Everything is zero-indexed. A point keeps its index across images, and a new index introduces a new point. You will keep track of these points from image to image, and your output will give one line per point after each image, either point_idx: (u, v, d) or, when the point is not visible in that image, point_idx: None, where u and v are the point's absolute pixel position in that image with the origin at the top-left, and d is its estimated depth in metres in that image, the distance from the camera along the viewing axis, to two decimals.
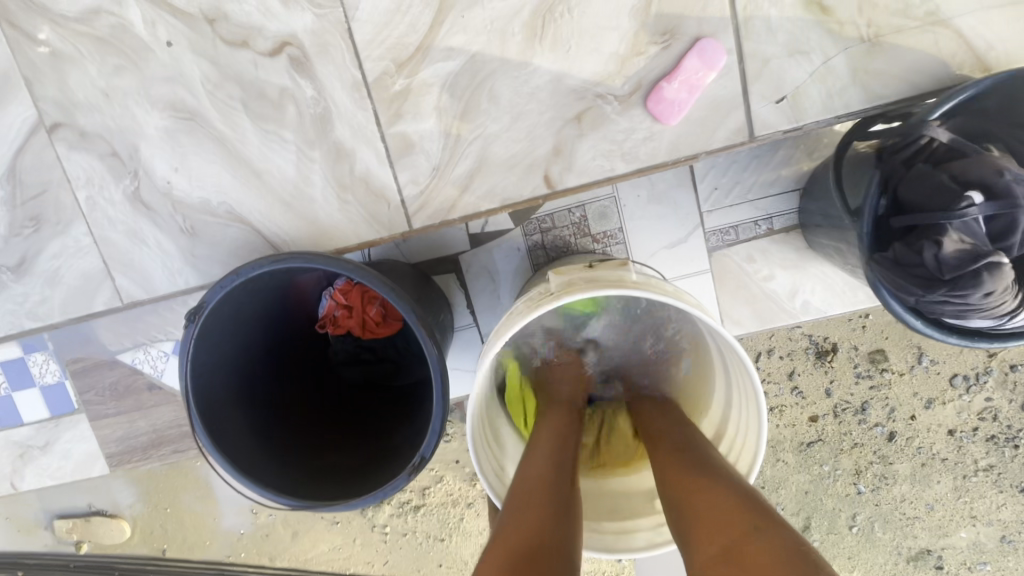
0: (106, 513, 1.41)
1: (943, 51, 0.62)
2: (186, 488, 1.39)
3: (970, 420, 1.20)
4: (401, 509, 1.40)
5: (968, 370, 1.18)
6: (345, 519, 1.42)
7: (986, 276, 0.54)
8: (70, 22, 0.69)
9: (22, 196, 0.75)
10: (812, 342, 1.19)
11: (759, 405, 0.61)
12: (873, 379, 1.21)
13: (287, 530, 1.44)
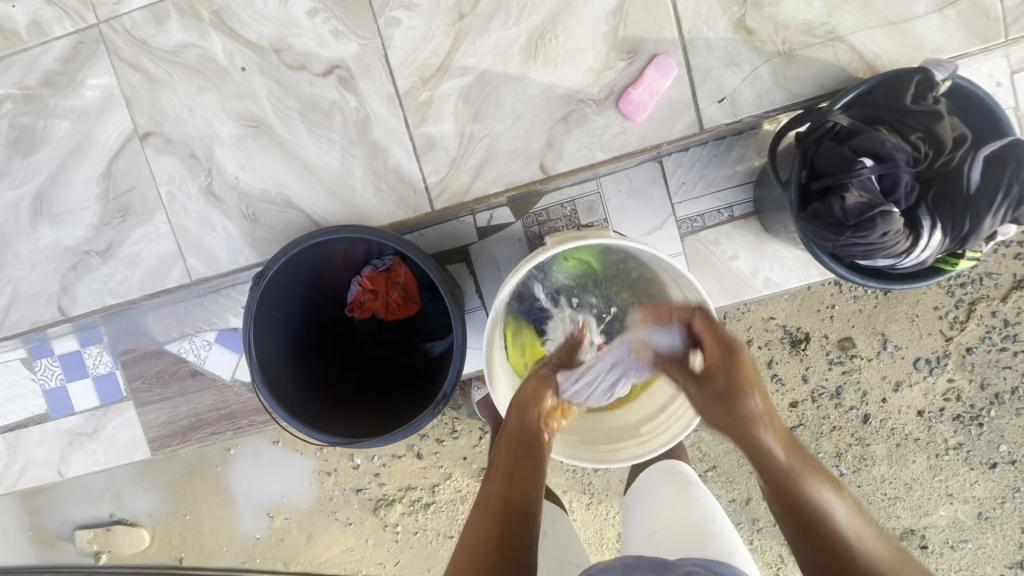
0: (127, 522, 1.63)
1: (842, 60, 0.81)
2: (208, 496, 1.63)
3: (936, 401, 1.44)
4: (412, 508, 1.60)
5: (929, 355, 1.41)
6: (360, 521, 1.62)
7: (879, 221, 0.71)
8: (166, 55, 0.88)
9: (114, 192, 0.92)
10: (786, 332, 1.42)
11: (716, 333, 0.77)
12: (844, 364, 1.44)
13: (301, 534, 1.64)
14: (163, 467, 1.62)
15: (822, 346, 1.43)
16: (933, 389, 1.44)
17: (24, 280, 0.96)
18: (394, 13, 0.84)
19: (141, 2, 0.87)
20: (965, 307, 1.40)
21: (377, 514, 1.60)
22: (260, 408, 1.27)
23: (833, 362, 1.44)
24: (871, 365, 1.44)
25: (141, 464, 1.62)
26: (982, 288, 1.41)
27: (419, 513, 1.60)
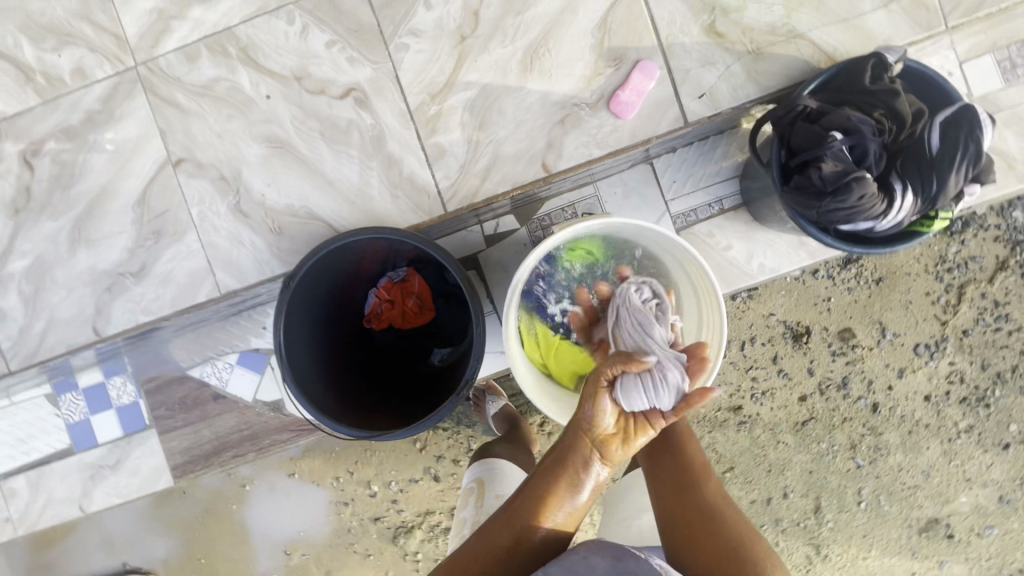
0: (141, 569, 1.62)
1: (805, 54, 0.91)
2: (223, 537, 1.62)
3: (941, 384, 1.47)
4: (432, 533, 1.60)
5: (928, 339, 1.45)
6: (379, 551, 1.61)
7: (856, 186, 0.78)
8: (198, 89, 0.97)
9: (148, 216, 0.99)
10: (787, 327, 1.45)
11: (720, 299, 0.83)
12: (847, 355, 1.48)
13: (320, 568, 1.63)
14: (177, 510, 1.61)
15: (823, 337, 1.47)
16: (936, 373, 1.47)
17: (61, 305, 1.01)
18: (403, 40, 0.94)
19: (175, 44, 0.97)
20: (955, 291, 1.45)
21: (396, 542, 1.60)
22: (280, 427, 1.29)
23: (836, 354, 1.48)
24: (874, 354, 1.48)
25: (154, 509, 1.61)
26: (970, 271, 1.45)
27: (440, 538, 1.60)
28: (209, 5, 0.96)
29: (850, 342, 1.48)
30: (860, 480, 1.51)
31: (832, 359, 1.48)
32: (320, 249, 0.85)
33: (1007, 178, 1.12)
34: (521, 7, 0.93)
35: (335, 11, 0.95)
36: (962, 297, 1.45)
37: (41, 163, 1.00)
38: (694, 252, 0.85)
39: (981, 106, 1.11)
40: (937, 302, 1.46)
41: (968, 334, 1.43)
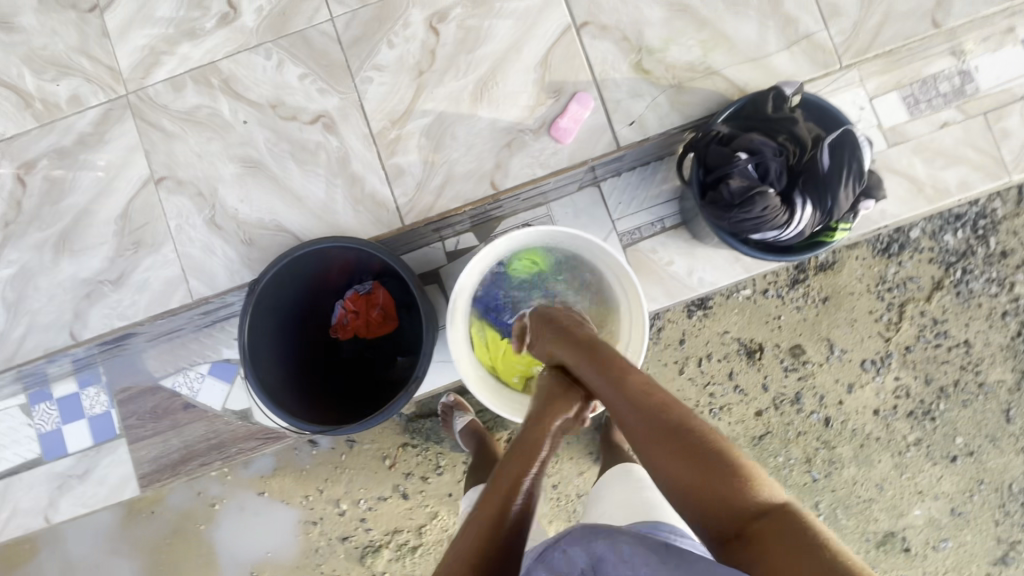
0: None
1: (720, 88, 1.04)
2: (190, 557, 1.62)
3: (888, 399, 1.53)
4: (399, 552, 1.61)
5: (873, 355, 1.52)
6: (346, 571, 1.62)
7: (758, 199, 0.89)
8: (182, 115, 1.08)
9: (129, 228, 1.08)
10: (741, 344, 1.51)
11: (642, 303, 0.94)
12: (799, 370, 1.53)
13: None
14: (144, 531, 1.62)
15: (775, 354, 1.52)
16: (884, 388, 1.54)
17: (42, 311, 1.08)
18: (368, 73, 1.06)
19: (163, 76, 1.08)
20: (896, 308, 1.52)
21: (364, 562, 1.61)
22: (248, 436, 1.34)
23: (787, 369, 1.53)
24: (824, 369, 1.53)
25: (120, 530, 1.62)
26: (908, 290, 1.52)
27: (407, 556, 1.61)
28: (196, 43, 1.08)
29: (801, 358, 1.53)
30: (816, 493, 1.55)
31: (784, 375, 1.54)
32: (282, 257, 0.93)
33: (917, 200, 1.23)
34: (473, 47, 1.05)
35: (308, 48, 1.07)
36: (903, 315, 1.52)
37: (33, 179, 1.09)
38: (620, 259, 0.96)
39: (890, 136, 1.24)
40: (880, 320, 1.52)
41: (909, 350, 1.51)
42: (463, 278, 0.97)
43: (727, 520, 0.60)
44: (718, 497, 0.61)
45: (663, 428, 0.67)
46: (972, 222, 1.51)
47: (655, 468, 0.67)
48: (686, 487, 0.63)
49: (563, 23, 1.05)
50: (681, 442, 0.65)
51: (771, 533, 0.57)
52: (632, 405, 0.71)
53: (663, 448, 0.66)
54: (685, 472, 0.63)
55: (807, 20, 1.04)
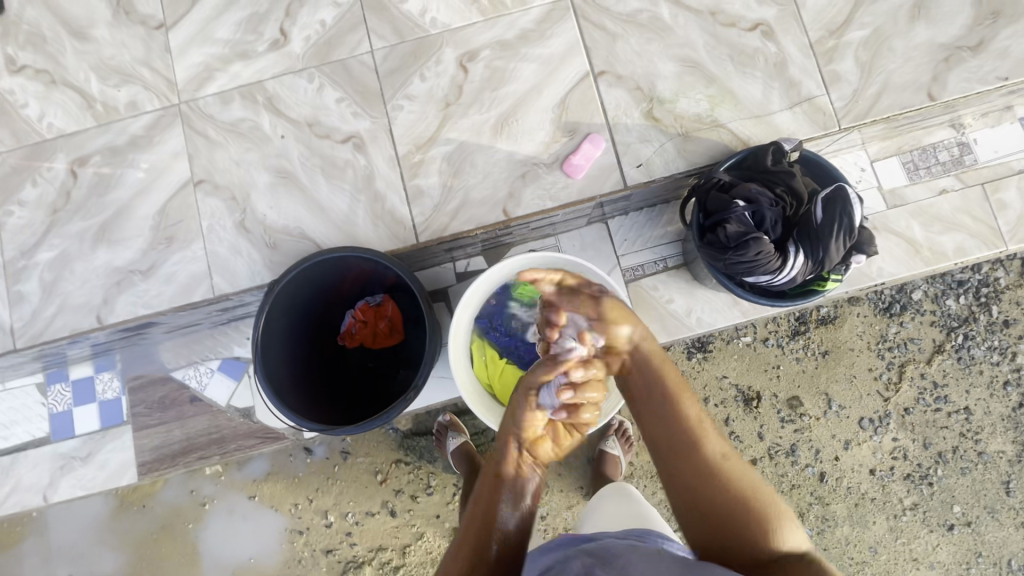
0: None
1: (724, 139, 1.11)
2: (173, 555, 1.63)
3: (885, 459, 1.52)
4: (381, 571, 1.60)
5: (871, 414, 1.52)
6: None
7: (752, 244, 0.94)
8: (225, 125, 1.17)
9: (165, 224, 1.16)
10: (738, 391, 1.52)
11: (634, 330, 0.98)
12: (795, 423, 1.52)
13: None
14: (133, 524, 1.64)
15: (772, 403, 1.52)
16: (881, 448, 1.53)
17: (73, 294, 1.16)
18: (399, 102, 1.15)
19: (214, 90, 1.19)
20: (896, 368, 1.53)
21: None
22: (247, 434, 1.38)
23: (784, 421, 1.52)
24: (820, 423, 1.53)
25: (109, 522, 1.64)
26: (909, 351, 1.53)
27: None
28: (247, 63, 1.19)
29: (798, 410, 1.53)
30: None
31: (781, 426, 1.53)
32: (300, 262, 0.98)
33: (914, 261, 1.27)
34: (498, 85, 1.14)
35: (347, 75, 1.17)
36: (902, 376, 1.53)
37: (85, 173, 1.18)
38: (618, 288, 1.01)
39: (889, 198, 1.29)
40: (879, 379, 1.53)
41: (907, 411, 1.50)
42: (469, 293, 1.04)
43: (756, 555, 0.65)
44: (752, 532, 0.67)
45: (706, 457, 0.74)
46: (974, 289, 1.53)
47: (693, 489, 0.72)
48: (717, 513, 0.69)
49: (582, 70, 1.14)
50: (719, 477, 0.72)
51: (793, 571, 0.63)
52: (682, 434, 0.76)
53: (708, 474, 0.72)
54: (722, 502, 0.70)
55: (810, 84, 1.11)
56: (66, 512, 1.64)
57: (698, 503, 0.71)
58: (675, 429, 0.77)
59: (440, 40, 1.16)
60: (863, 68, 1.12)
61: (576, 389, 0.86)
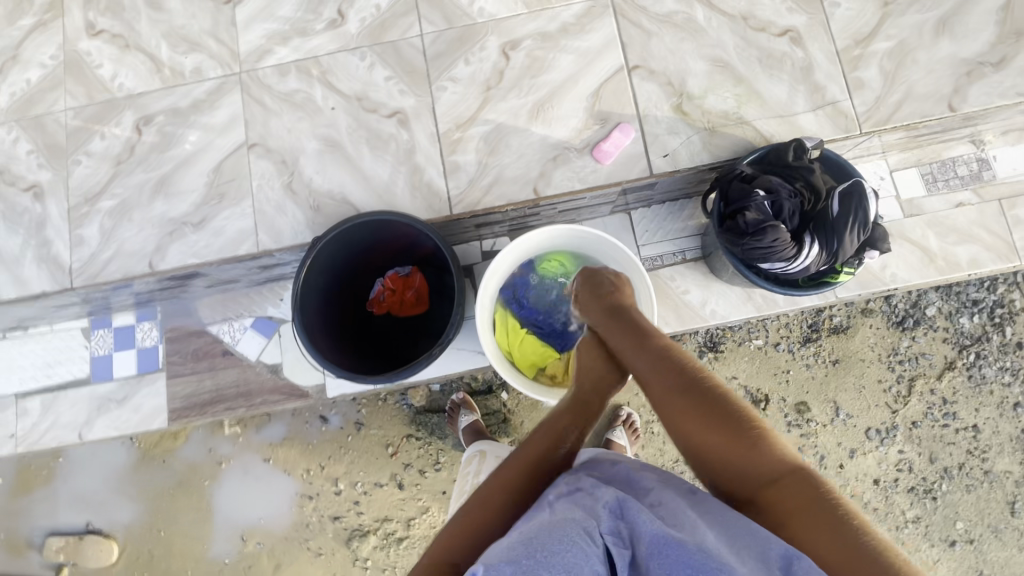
0: (100, 533, 1.69)
1: (748, 136, 1.17)
2: (187, 510, 1.69)
3: (890, 471, 1.53)
4: (385, 541, 1.65)
5: (878, 424, 1.52)
6: (331, 552, 1.66)
7: (770, 231, 0.99)
8: (281, 95, 1.26)
9: (219, 182, 1.25)
10: (747, 392, 1.54)
11: (653, 303, 1.03)
12: (802, 427, 1.54)
13: (269, 562, 1.67)
14: (151, 478, 1.70)
15: (780, 407, 1.53)
16: (886, 459, 1.53)
17: (129, 241, 1.25)
18: (443, 83, 1.23)
19: (273, 62, 1.28)
20: (906, 381, 1.53)
21: (349, 545, 1.65)
22: (273, 390, 1.45)
23: (791, 425, 1.54)
24: (826, 430, 1.54)
25: (129, 472, 1.70)
26: (919, 366, 1.53)
27: (391, 547, 1.64)
28: (305, 39, 1.28)
29: (806, 416, 1.54)
30: None
31: (787, 430, 1.54)
32: (341, 223, 1.05)
33: (927, 269, 1.31)
34: (537, 73, 1.22)
35: (397, 56, 1.25)
36: (912, 390, 1.53)
37: (149, 131, 1.28)
38: (639, 264, 1.07)
39: (906, 208, 1.33)
40: (888, 392, 1.54)
41: (915, 424, 1.51)
42: (498, 261, 1.09)
43: (747, 485, 0.65)
44: (745, 464, 0.65)
45: (689, 392, 0.70)
46: (989, 309, 1.53)
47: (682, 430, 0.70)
48: (707, 449, 0.67)
49: (617, 64, 1.20)
50: (706, 402, 0.68)
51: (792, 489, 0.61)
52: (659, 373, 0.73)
53: (694, 412, 0.68)
54: (708, 441, 0.67)
55: (834, 89, 1.17)
56: (89, 459, 1.70)
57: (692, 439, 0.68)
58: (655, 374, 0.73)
59: (486, 28, 1.24)
60: (886, 77, 1.17)
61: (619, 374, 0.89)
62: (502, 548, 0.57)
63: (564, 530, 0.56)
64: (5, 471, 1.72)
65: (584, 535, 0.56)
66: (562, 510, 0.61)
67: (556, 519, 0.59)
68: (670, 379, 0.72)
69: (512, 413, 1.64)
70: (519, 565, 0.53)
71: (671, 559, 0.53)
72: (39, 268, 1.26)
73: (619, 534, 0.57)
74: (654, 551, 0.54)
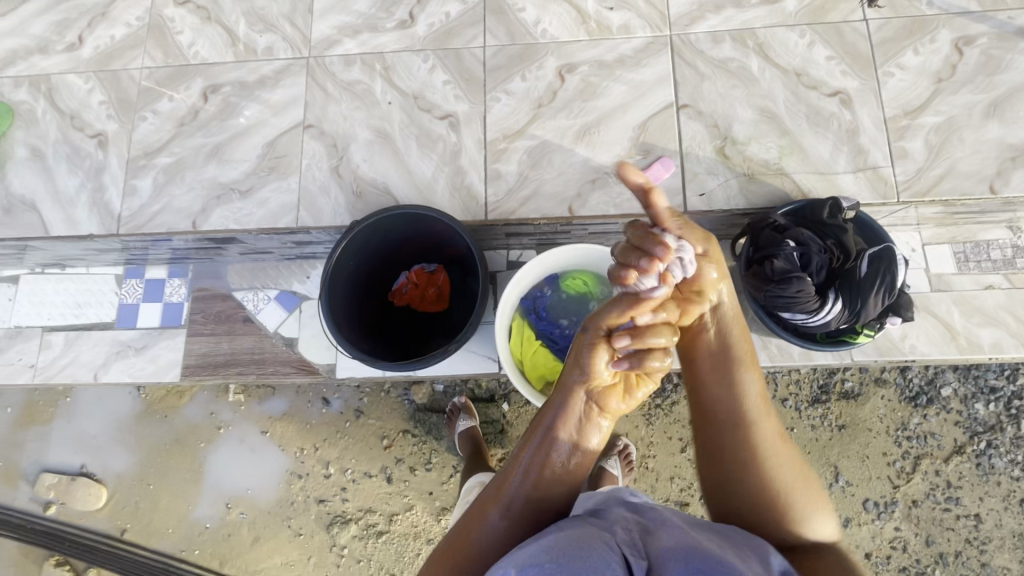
0: (92, 477, 1.72)
1: (786, 188, 1.19)
2: (179, 469, 1.71)
3: (883, 547, 1.47)
4: (365, 532, 1.65)
5: (877, 497, 1.48)
6: (310, 534, 1.66)
7: (795, 281, 1.00)
8: (343, 83, 1.32)
9: (271, 156, 1.31)
10: None
11: None
12: None
13: (248, 534, 1.68)
14: (151, 431, 1.73)
15: None
16: (881, 534, 1.48)
17: (178, 198, 1.31)
18: (498, 95, 1.28)
19: (340, 52, 1.34)
20: (911, 459, 1.50)
21: (329, 530, 1.65)
22: (285, 363, 1.48)
23: None
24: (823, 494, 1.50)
25: (131, 422, 1.74)
26: (927, 445, 1.50)
27: (369, 539, 1.64)
28: (374, 35, 1.34)
29: None
30: None
31: None
32: (380, 211, 1.09)
33: (948, 346, 1.30)
34: (589, 97, 1.26)
35: (458, 63, 1.31)
36: (916, 467, 1.50)
37: (215, 99, 1.35)
38: None
39: (934, 281, 1.33)
40: (892, 466, 1.50)
41: (916, 502, 1.47)
42: (525, 269, 1.12)
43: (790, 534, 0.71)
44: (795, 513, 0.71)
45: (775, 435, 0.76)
46: (1006, 399, 1.50)
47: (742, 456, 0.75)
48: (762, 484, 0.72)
49: (667, 100, 1.24)
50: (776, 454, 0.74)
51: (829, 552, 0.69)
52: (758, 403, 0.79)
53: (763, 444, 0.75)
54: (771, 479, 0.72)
55: (877, 154, 1.19)
56: (95, 404, 1.75)
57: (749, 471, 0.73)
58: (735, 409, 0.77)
59: (546, 49, 1.29)
60: (930, 150, 1.18)
61: (637, 336, 0.75)
62: (526, 552, 0.58)
63: (575, 541, 0.57)
64: (15, 402, 1.77)
65: (598, 543, 0.57)
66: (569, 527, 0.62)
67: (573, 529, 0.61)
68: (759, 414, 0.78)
69: (510, 426, 1.64)
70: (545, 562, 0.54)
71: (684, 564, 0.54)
72: (90, 210, 1.33)
73: (635, 547, 0.58)
74: (676, 561, 0.55)
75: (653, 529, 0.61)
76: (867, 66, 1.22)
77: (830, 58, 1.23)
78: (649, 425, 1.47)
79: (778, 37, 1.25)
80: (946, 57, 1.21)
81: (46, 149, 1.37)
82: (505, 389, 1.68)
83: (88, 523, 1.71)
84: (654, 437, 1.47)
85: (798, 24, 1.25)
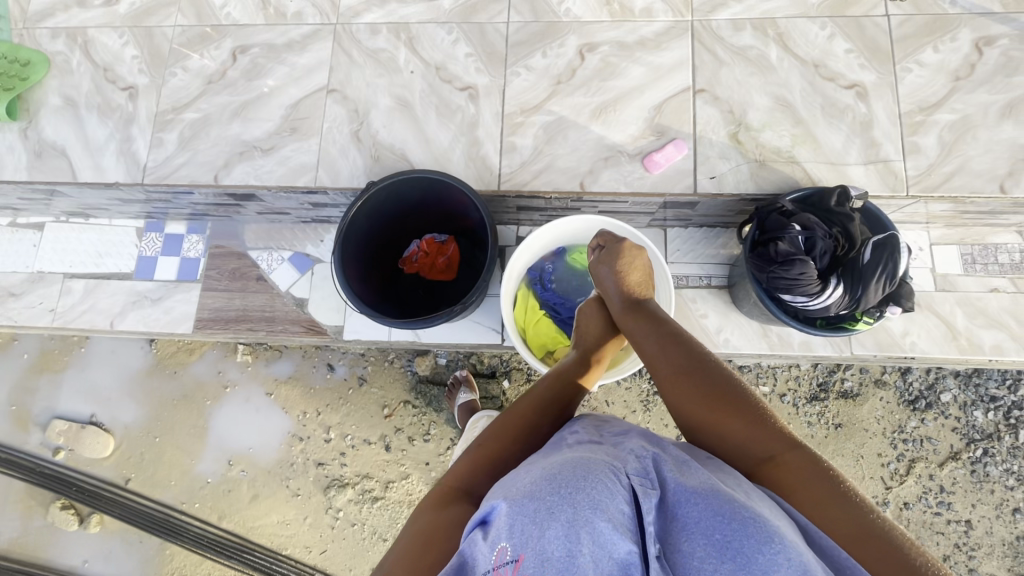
0: (100, 426, 1.77)
1: (796, 175, 1.20)
2: (185, 424, 1.76)
3: None
4: (360, 498, 1.67)
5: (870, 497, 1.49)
6: (307, 495, 1.69)
7: (798, 263, 1.02)
8: (368, 50, 1.36)
9: (294, 117, 1.34)
10: None
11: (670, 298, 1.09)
12: None
13: (246, 493, 1.72)
14: (161, 384, 1.77)
15: None
16: None
17: (202, 152, 1.35)
18: (518, 70, 1.31)
19: (367, 21, 1.37)
20: (905, 461, 1.50)
21: (325, 492, 1.68)
22: (294, 322, 1.52)
23: None
24: None
25: (142, 374, 1.79)
26: (923, 449, 1.51)
27: (364, 505, 1.67)
28: (400, 6, 1.37)
29: None
30: None
31: None
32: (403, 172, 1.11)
33: (949, 345, 1.31)
34: (607, 77, 1.28)
35: (481, 36, 1.33)
36: (910, 470, 1.50)
37: (243, 60, 1.39)
38: (665, 272, 1.12)
39: (939, 282, 1.33)
40: (886, 467, 1.51)
41: (908, 504, 1.47)
42: (534, 236, 1.13)
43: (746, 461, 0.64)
44: (737, 441, 0.65)
45: (684, 369, 0.72)
46: (1005, 408, 1.50)
47: (671, 407, 0.73)
48: (692, 419, 0.69)
49: (684, 84, 1.26)
50: (696, 379, 0.71)
51: (784, 469, 0.61)
52: (666, 347, 0.76)
53: (679, 385, 0.72)
54: (697, 411, 0.69)
55: (889, 148, 1.20)
56: (108, 356, 1.79)
57: (676, 411, 0.72)
58: (653, 350, 0.78)
59: (568, 28, 1.31)
60: (944, 147, 1.19)
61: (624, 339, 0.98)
62: (524, 483, 0.58)
63: (587, 468, 0.58)
64: (31, 348, 1.83)
65: (609, 474, 0.57)
66: (580, 450, 0.64)
67: (578, 459, 0.60)
68: (670, 354, 0.75)
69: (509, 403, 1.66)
70: (541, 501, 0.54)
71: (698, 505, 0.54)
72: (118, 160, 1.37)
73: (648, 478, 0.57)
74: (692, 501, 0.54)
75: (673, 465, 0.61)
76: (886, 61, 1.23)
77: (850, 51, 1.24)
78: (646, 411, 1.49)
79: (799, 28, 1.26)
80: (966, 56, 1.22)
81: (78, 99, 1.42)
82: (506, 367, 1.70)
83: (94, 470, 1.76)
84: (650, 421, 1.49)
85: (821, 16, 1.26)
